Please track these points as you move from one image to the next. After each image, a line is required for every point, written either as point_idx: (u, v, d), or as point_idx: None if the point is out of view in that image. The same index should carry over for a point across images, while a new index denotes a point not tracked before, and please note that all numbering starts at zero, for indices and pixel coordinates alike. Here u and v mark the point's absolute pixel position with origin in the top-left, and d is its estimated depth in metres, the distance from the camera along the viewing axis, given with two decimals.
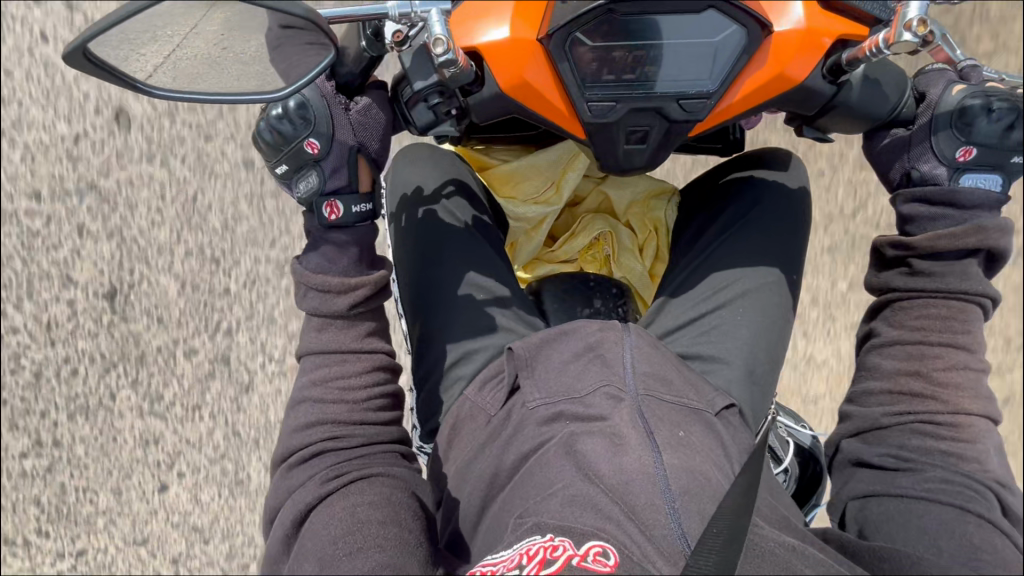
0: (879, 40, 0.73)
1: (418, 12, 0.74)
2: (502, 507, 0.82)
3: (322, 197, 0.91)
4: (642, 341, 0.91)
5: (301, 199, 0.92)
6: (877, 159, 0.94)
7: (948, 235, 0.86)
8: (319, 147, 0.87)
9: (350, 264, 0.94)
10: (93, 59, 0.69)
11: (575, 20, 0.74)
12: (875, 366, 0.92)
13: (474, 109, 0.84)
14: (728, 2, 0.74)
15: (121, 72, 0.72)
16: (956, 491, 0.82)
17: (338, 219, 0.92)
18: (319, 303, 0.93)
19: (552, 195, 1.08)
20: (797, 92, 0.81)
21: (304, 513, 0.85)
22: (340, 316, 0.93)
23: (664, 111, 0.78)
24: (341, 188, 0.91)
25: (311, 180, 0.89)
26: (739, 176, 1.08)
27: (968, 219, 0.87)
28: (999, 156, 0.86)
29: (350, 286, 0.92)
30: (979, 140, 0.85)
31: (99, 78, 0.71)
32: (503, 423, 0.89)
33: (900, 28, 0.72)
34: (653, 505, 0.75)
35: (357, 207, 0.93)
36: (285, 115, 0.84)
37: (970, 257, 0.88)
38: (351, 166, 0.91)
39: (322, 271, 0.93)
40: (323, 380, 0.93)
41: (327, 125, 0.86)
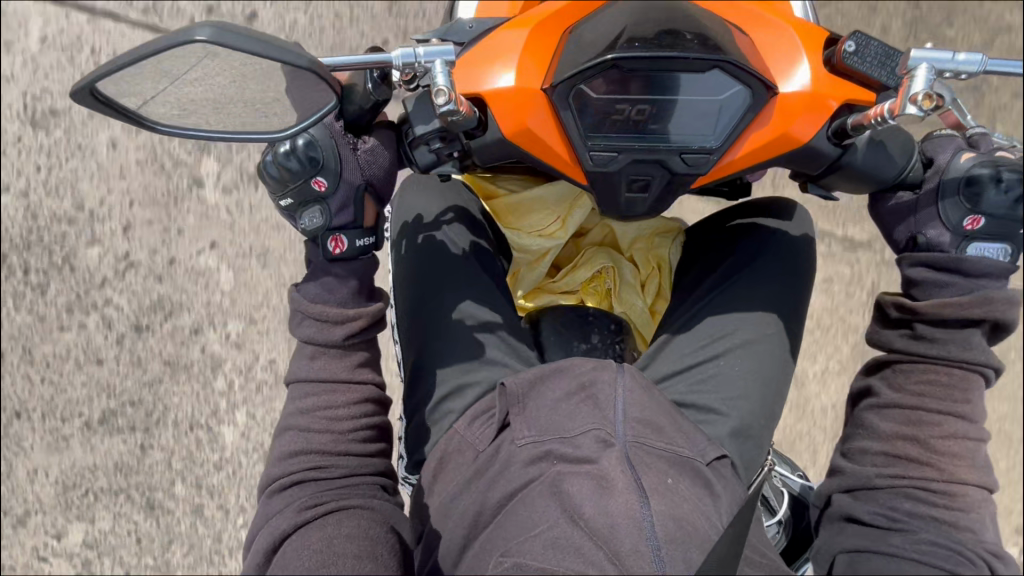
0: (885, 108, 0.76)
1: (422, 61, 0.78)
2: (484, 547, 0.80)
3: (328, 231, 0.93)
4: (633, 383, 0.91)
5: (304, 232, 0.93)
6: (885, 219, 0.97)
7: (956, 304, 0.87)
8: (326, 184, 0.89)
9: (348, 295, 0.95)
10: (100, 97, 0.72)
11: (580, 73, 0.77)
12: (873, 427, 0.91)
13: (476, 151, 0.86)
14: (733, 63, 0.77)
15: (130, 111, 0.74)
16: (946, 554, 0.81)
17: (342, 253, 0.94)
18: (315, 331, 0.93)
19: (557, 228, 1.08)
20: (802, 152, 0.85)
21: (278, 542, 0.83)
22: (336, 346, 0.93)
23: (667, 163, 0.81)
24: (345, 223, 0.93)
25: (317, 216, 0.91)
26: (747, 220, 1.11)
27: (974, 289, 0.88)
28: (1006, 227, 0.87)
29: (347, 317, 0.93)
30: (987, 210, 0.86)
31: (109, 116, 0.74)
32: (491, 459, 0.88)
33: (905, 99, 0.75)
34: (638, 552, 0.74)
35: (361, 241, 0.95)
36: (293, 153, 0.86)
37: (974, 327, 0.88)
38: (357, 202, 0.93)
39: (320, 301, 0.94)
40: (310, 408, 0.92)
41: (335, 162, 0.88)
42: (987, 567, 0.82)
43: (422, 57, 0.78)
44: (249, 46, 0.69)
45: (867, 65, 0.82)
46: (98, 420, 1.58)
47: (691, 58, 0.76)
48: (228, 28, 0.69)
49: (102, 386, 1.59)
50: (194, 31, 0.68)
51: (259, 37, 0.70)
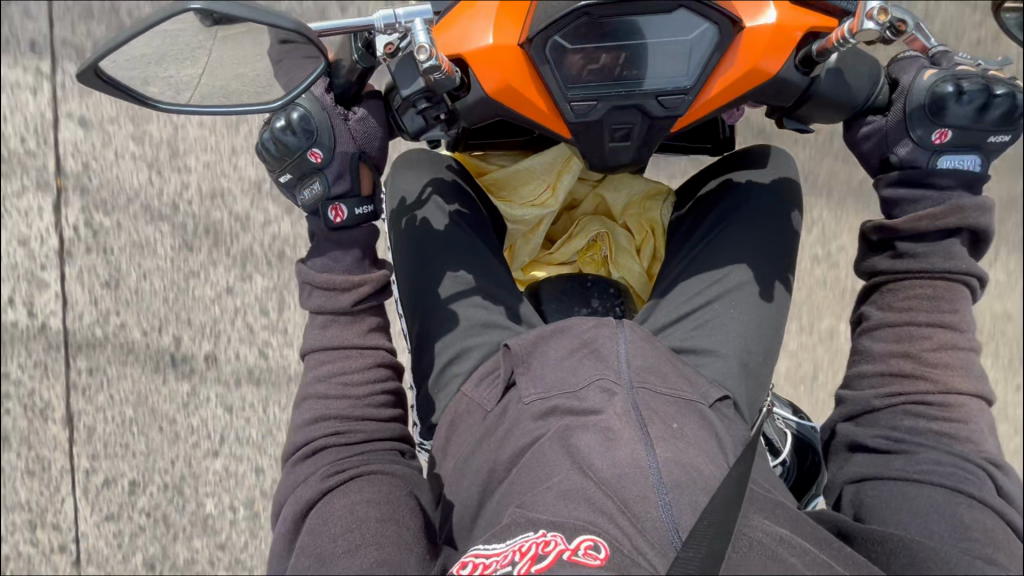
0: (845, 28, 0.75)
1: (402, 22, 0.78)
2: (499, 502, 0.84)
3: (328, 201, 0.94)
4: (635, 334, 0.93)
5: (305, 206, 0.95)
6: (857, 148, 0.94)
7: (929, 216, 0.87)
8: (321, 156, 0.90)
9: (351, 264, 0.96)
10: (104, 78, 0.72)
11: (554, 23, 0.76)
12: (867, 350, 0.92)
13: (462, 113, 0.86)
14: (700, 1, 0.76)
15: (134, 88, 0.75)
16: (948, 471, 0.82)
17: (342, 222, 0.95)
18: (324, 299, 0.96)
19: (548, 198, 1.10)
20: (771, 86, 0.83)
21: (307, 508, 0.87)
22: (344, 313, 0.96)
23: (644, 108, 0.80)
24: (344, 192, 0.94)
25: (316, 186, 0.92)
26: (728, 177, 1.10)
27: (947, 199, 0.87)
28: (976, 135, 0.85)
29: (354, 283, 0.95)
30: (955, 123, 0.84)
31: (107, 93, 0.74)
32: (499, 419, 0.91)
33: (862, 17, 0.74)
34: (645, 498, 0.77)
35: (361, 209, 0.95)
36: (289, 126, 0.88)
37: (951, 236, 0.88)
38: (354, 171, 0.94)
39: (326, 271, 0.96)
40: (328, 374, 0.95)
41: (328, 135, 0.90)
42: (991, 482, 0.83)
43: (402, 17, 0.79)
44: (245, 13, 0.67)
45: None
46: (119, 407, 1.64)
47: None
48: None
49: (120, 372, 1.63)
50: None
51: (254, 5, 0.68)
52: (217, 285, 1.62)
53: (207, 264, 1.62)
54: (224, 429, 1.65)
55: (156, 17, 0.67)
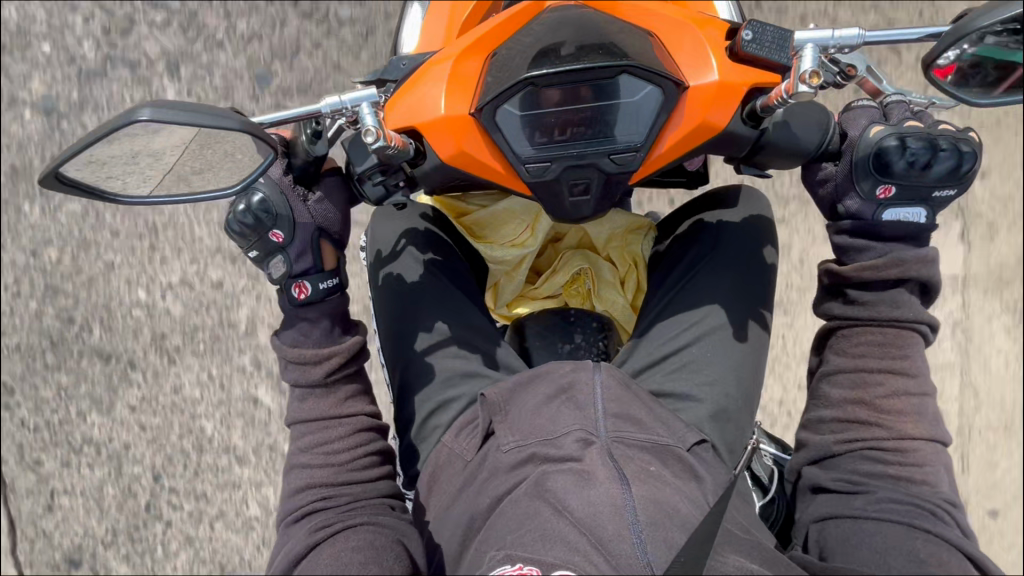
0: (782, 90, 0.71)
1: (348, 106, 0.79)
2: (480, 547, 0.85)
3: (291, 278, 0.99)
4: (611, 380, 0.96)
5: (274, 281, 1.00)
6: (812, 188, 0.92)
7: (869, 268, 0.86)
8: (283, 236, 0.95)
9: (321, 336, 1.01)
10: (65, 180, 0.79)
11: (500, 94, 0.77)
12: (824, 395, 0.90)
13: (420, 179, 0.88)
14: (640, 65, 0.75)
15: (97, 187, 0.81)
16: (906, 509, 0.79)
17: (307, 297, 1.00)
18: (299, 374, 1.00)
19: (527, 238, 1.15)
20: (724, 138, 0.80)
21: (296, 561, 0.90)
22: (318, 384, 1.00)
23: (597, 166, 0.79)
24: (306, 269, 0.99)
25: (279, 264, 0.98)
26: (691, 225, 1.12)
27: (886, 251, 0.86)
28: (920, 191, 0.82)
29: (323, 357, 1.00)
30: (898, 179, 0.81)
31: (71, 193, 0.81)
32: (479, 467, 0.93)
33: (796, 79, 0.69)
34: (621, 536, 0.78)
35: (324, 283, 1.01)
36: (249, 210, 0.93)
37: (898, 286, 0.87)
38: (315, 250, 0.99)
39: (298, 345, 1.01)
40: (310, 445, 1.00)
41: (288, 215, 0.94)
42: (953, 523, 0.79)
43: (348, 102, 0.79)
44: (189, 119, 0.74)
45: (766, 50, 0.76)
46: (126, 467, 1.75)
47: (598, 67, 0.74)
48: (168, 105, 0.74)
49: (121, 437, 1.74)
50: (137, 111, 0.74)
51: (198, 110, 0.75)
52: (212, 348, 1.73)
53: (195, 330, 1.73)
54: (227, 483, 1.75)
55: (109, 129, 0.74)
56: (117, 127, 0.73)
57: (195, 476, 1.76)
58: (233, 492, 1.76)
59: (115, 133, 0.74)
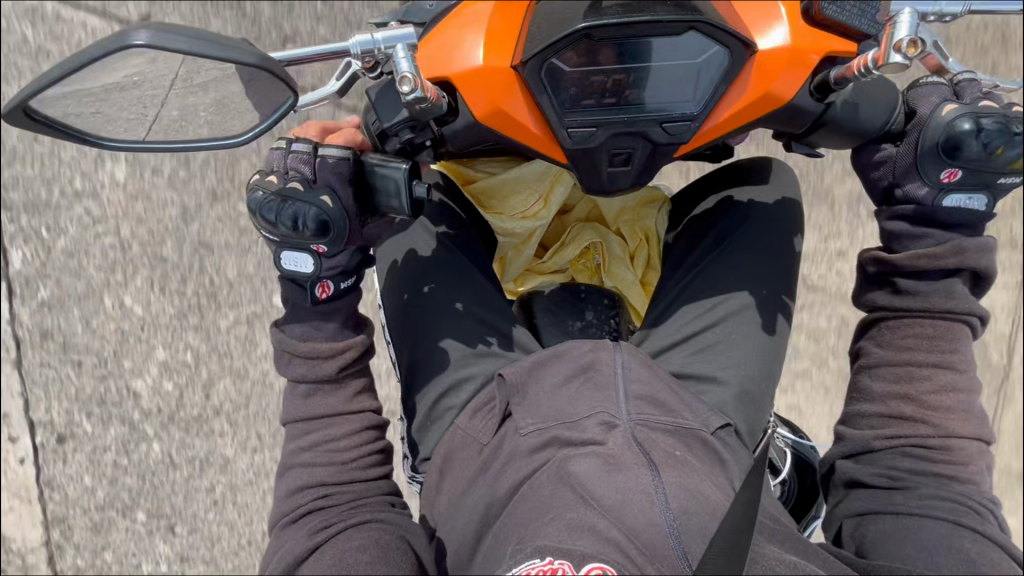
0: (868, 59, 0.68)
1: (381, 47, 0.74)
2: (498, 537, 0.81)
3: (315, 278, 0.90)
4: (632, 360, 0.92)
5: (288, 273, 0.90)
6: (864, 169, 0.91)
7: (926, 256, 0.86)
8: (325, 248, 0.87)
9: (335, 330, 0.93)
10: (36, 116, 0.71)
11: (552, 46, 0.71)
12: (866, 389, 0.91)
13: (449, 138, 0.82)
14: (709, 22, 0.71)
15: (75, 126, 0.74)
16: (951, 508, 0.82)
17: (328, 297, 0.92)
18: (306, 368, 0.92)
19: (540, 209, 1.08)
20: (785, 111, 0.79)
21: (291, 566, 0.82)
22: (329, 379, 0.92)
23: (646, 134, 0.75)
24: (335, 274, 0.91)
25: (307, 264, 0.88)
26: (720, 197, 1.09)
27: (948, 239, 0.86)
28: (986, 176, 0.81)
29: (337, 351, 0.92)
30: (965, 163, 0.80)
31: (47, 134, 0.73)
32: (496, 451, 0.88)
33: (890, 48, 0.66)
34: (652, 525, 0.75)
35: (344, 283, 0.93)
36: (303, 215, 0.83)
37: (952, 276, 0.87)
38: (352, 262, 0.92)
39: (309, 338, 0.92)
40: (312, 443, 0.92)
41: (341, 233, 0.86)
42: (993, 519, 0.83)
43: (381, 43, 0.74)
44: (195, 47, 0.64)
45: (847, 14, 0.74)
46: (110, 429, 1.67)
47: (665, 20, 0.70)
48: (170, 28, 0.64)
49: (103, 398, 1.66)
50: (130, 35, 0.64)
51: (205, 37, 0.66)
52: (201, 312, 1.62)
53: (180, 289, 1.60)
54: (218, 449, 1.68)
55: (95, 51, 0.64)
56: (105, 50, 0.64)
57: (179, 442, 1.68)
58: (218, 461, 1.68)
59: (101, 57, 0.65)
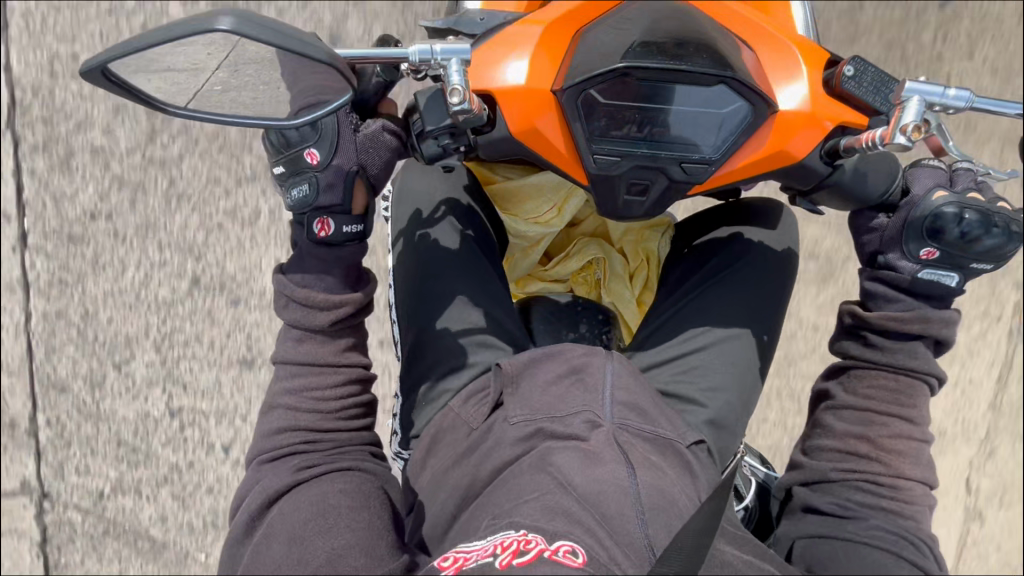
0: (877, 135, 0.79)
1: (438, 58, 0.81)
2: (475, 512, 0.87)
3: (314, 211, 0.94)
4: (622, 369, 0.99)
5: (292, 207, 0.95)
6: (857, 232, 1.01)
7: (896, 318, 0.95)
8: (318, 158, 0.91)
9: (334, 278, 0.97)
10: (112, 78, 0.74)
11: (588, 79, 0.79)
12: (829, 426, 0.99)
13: (482, 147, 0.89)
14: (738, 80, 0.80)
15: (147, 94, 0.77)
16: (893, 540, 0.89)
17: (326, 237, 0.96)
18: (302, 314, 0.96)
19: (553, 218, 1.16)
20: (797, 168, 0.88)
21: (272, 499, 0.88)
22: (321, 330, 0.97)
23: (666, 171, 0.83)
24: (332, 207, 0.94)
25: (302, 192, 0.93)
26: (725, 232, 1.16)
27: (914, 307, 0.95)
28: (959, 260, 0.91)
29: (334, 304, 0.96)
30: (944, 244, 0.90)
31: (117, 95, 0.76)
32: (483, 436, 0.94)
33: (896, 129, 0.77)
34: (624, 514, 0.81)
35: (348, 227, 0.96)
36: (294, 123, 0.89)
37: (917, 339, 0.96)
38: (348, 186, 0.95)
39: (307, 286, 0.97)
40: (297, 388, 0.96)
41: (331, 141, 0.92)
42: (931, 552, 0.90)
43: (437, 54, 0.81)
44: (271, 38, 0.72)
45: (862, 89, 0.84)
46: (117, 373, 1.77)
47: (699, 73, 0.78)
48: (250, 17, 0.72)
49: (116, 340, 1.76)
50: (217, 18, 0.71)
51: (278, 28, 0.73)
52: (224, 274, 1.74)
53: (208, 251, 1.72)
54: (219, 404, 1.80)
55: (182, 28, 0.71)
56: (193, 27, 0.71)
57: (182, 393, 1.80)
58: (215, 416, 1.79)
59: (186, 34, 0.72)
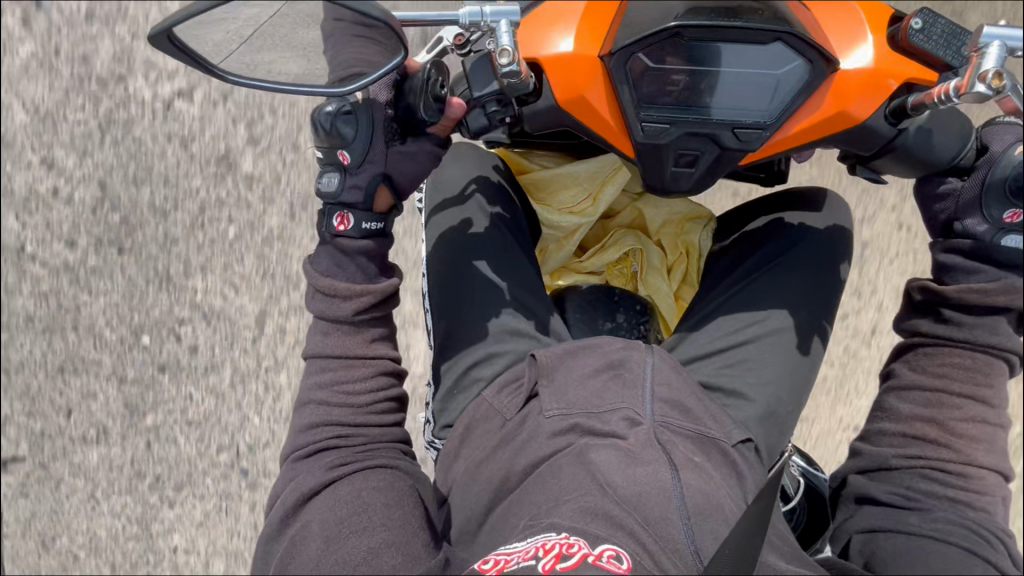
0: (950, 87, 0.71)
1: (487, 20, 0.77)
2: (510, 509, 0.84)
3: (337, 206, 0.93)
4: (664, 364, 0.93)
5: (320, 194, 0.94)
6: (925, 201, 0.92)
7: (975, 290, 0.86)
8: (349, 159, 0.90)
9: (358, 269, 0.95)
10: (176, 42, 0.77)
11: (638, 41, 0.75)
12: (892, 409, 0.92)
13: (527, 118, 0.86)
14: (797, 36, 0.74)
15: (207, 58, 0.80)
16: (962, 533, 0.82)
17: (345, 231, 0.94)
18: (325, 305, 0.94)
19: (588, 207, 1.11)
20: (858, 132, 0.81)
21: (306, 498, 0.85)
22: (344, 321, 0.94)
23: (717, 137, 0.78)
24: (355, 203, 0.93)
25: (332, 183, 0.92)
26: (766, 220, 1.10)
27: (999, 276, 0.86)
28: None
29: (355, 293, 0.94)
30: None
31: (183, 61, 0.80)
32: (518, 428, 0.91)
33: (975, 77, 0.70)
34: (667, 520, 0.76)
35: (367, 224, 0.95)
36: (332, 117, 0.87)
37: (999, 313, 0.87)
38: (371, 190, 0.93)
39: (331, 275, 0.94)
40: (330, 382, 0.94)
41: (364, 143, 0.89)
42: (1005, 549, 0.83)
43: (487, 15, 0.77)
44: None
45: (932, 43, 0.78)
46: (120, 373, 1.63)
47: (756, 29, 0.73)
48: None
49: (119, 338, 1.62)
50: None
51: None
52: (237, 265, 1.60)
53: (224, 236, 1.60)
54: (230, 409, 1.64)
55: None
56: None
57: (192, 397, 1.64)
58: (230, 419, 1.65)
59: None
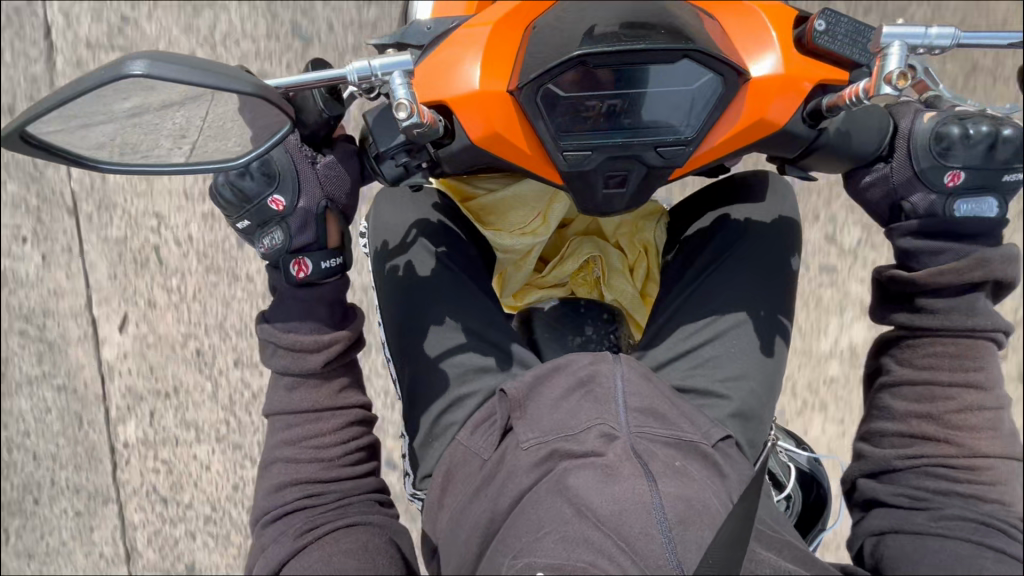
0: (860, 89, 0.73)
1: (379, 74, 0.79)
2: (496, 548, 0.80)
3: (290, 255, 0.93)
4: (633, 373, 0.92)
5: (266, 256, 0.94)
6: (860, 192, 0.95)
7: (949, 272, 0.86)
8: (283, 204, 0.90)
9: (323, 320, 0.96)
10: (25, 141, 0.68)
11: (547, 72, 0.75)
12: (886, 407, 0.90)
13: (445, 160, 0.87)
14: (703, 51, 0.74)
15: (67, 150, 0.71)
16: (970, 526, 0.80)
17: (306, 277, 0.95)
18: (291, 362, 0.94)
19: (539, 226, 1.09)
20: (778, 135, 0.83)
21: (277, 568, 0.85)
22: (315, 373, 0.94)
23: (642, 158, 0.79)
24: (308, 246, 0.94)
25: (276, 237, 0.92)
26: (714, 214, 1.09)
27: (971, 252, 0.86)
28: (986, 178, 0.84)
29: (324, 344, 0.94)
30: (965, 164, 0.84)
31: (42, 157, 0.71)
32: (497, 465, 0.89)
33: (880, 80, 0.72)
34: (648, 535, 0.74)
35: (327, 262, 0.95)
36: (248, 172, 0.88)
37: (974, 294, 0.87)
38: (318, 223, 0.94)
39: (291, 329, 0.95)
40: (297, 440, 0.93)
41: (293, 179, 0.90)
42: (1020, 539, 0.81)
43: (378, 69, 0.79)
44: (186, 77, 0.65)
45: (838, 43, 0.79)
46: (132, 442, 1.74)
47: (663, 49, 0.73)
48: (162, 56, 0.65)
49: (128, 409, 1.74)
50: (127, 63, 0.63)
51: (198, 66, 0.66)
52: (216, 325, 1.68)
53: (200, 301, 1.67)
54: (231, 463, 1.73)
55: (94, 80, 0.64)
56: (104, 79, 0.63)
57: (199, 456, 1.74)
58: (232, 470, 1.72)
59: (101, 86, 0.64)
